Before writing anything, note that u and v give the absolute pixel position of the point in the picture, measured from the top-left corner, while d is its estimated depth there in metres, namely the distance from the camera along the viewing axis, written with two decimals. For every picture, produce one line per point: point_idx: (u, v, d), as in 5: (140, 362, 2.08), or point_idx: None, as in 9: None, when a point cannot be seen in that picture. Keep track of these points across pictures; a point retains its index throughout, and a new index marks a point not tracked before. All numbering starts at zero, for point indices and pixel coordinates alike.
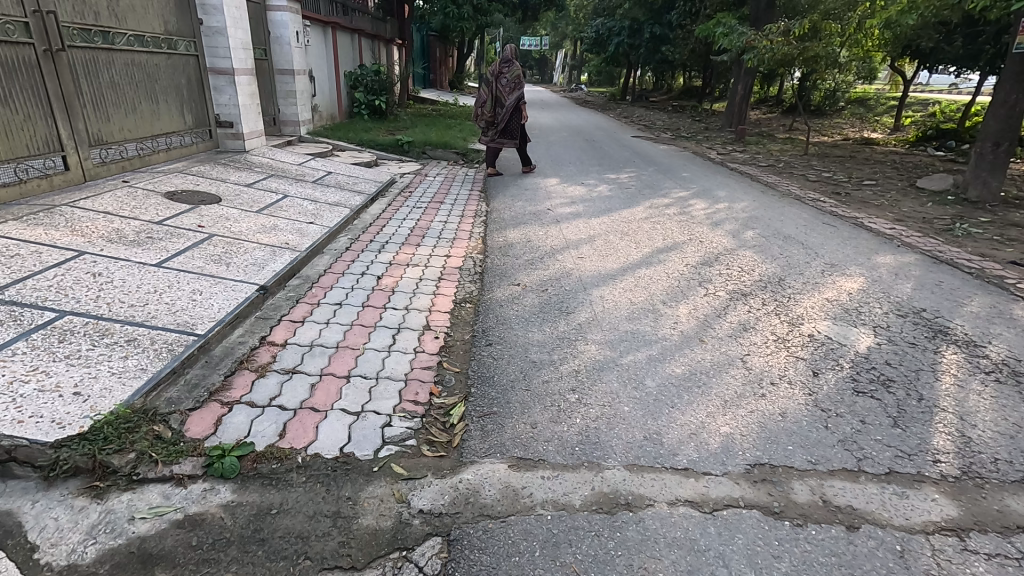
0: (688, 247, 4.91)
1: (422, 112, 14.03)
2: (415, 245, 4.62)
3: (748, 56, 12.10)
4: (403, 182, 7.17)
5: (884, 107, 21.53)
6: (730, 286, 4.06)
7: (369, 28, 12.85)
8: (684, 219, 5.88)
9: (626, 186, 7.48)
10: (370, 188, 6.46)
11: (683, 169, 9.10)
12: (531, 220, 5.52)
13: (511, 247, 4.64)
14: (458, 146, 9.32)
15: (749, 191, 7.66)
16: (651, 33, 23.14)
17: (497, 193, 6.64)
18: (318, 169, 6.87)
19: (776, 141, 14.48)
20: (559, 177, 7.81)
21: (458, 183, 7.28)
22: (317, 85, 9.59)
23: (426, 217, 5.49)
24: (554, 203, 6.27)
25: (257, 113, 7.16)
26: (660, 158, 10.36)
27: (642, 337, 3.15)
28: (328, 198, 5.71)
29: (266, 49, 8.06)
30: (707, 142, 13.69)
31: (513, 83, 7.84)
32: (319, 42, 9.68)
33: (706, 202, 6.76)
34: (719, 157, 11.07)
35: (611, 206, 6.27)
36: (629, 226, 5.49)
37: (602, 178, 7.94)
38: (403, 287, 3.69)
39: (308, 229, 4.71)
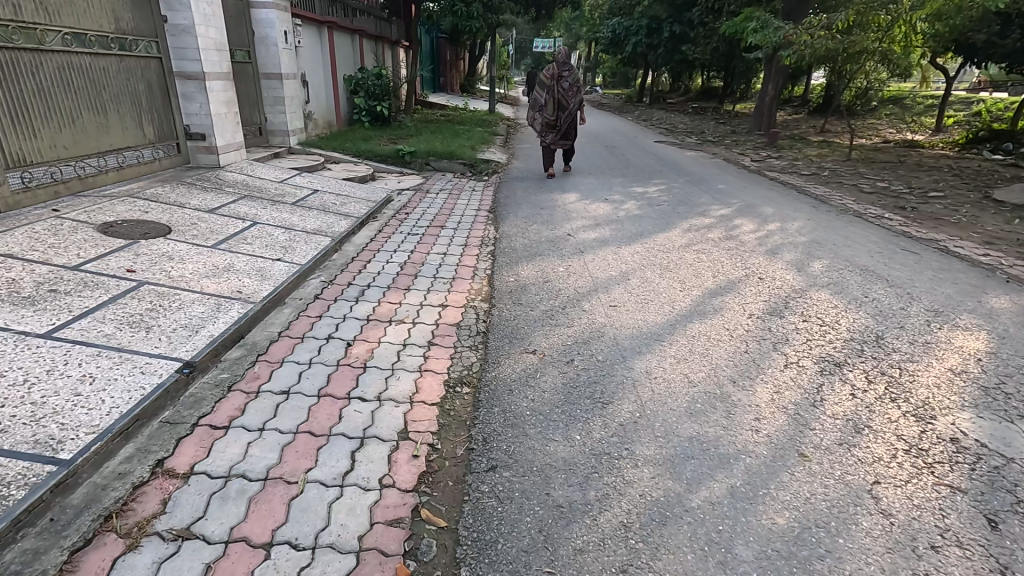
0: (744, 287, 3.93)
1: (428, 118, 13.15)
2: (404, 289, 3.68)
3: (785, 52, 11.05)
4: (400, 200, 6.26)
5: (921, 108, 20.20)
6: (813, 348, 3.07)
7: (372, 29, 12.01)
8: (732, 246, 4.90)
9: (656, 201, 6.51)
10: (360, 210, 5.56)
11: (717, 180, 8.09)
12: (548, 250, 4.58)
13: (525, 291, 3.69)
14: (466, 156, 8.40)
15: (799, 206, 6.64)
16: (670, 32, 22.12)
17: (507, 213, 5.71)
18: (303, 187, 6.00)
19: (812, 146, 13.37)
20: (578, 191, 6.86)
21: (462, 200, 6.36)
22: (311, 90, 8.76)
23: (421, 248, 4.55)
24: (575, 225, 5.32)
25: (235, 123, 6.30)
26: (689, 166, 9.36)
27: (714, 450, 2.17)
28: (307, 225, 4.82)
29: (249, 51, 7.22)
30: (737, 146, 12.63)
31: (573, 88, 8.21)
32: (313, 44, 8.85)
33: (753, 222, 5.76)
34: (754, 165, 10.01)
35: (642, 229, 5.31)
36: (668, 257, 4.53)
37: (627, 192, 6.98)
38: (379, 359, 2.75)
39: (272, 268, 3.80)
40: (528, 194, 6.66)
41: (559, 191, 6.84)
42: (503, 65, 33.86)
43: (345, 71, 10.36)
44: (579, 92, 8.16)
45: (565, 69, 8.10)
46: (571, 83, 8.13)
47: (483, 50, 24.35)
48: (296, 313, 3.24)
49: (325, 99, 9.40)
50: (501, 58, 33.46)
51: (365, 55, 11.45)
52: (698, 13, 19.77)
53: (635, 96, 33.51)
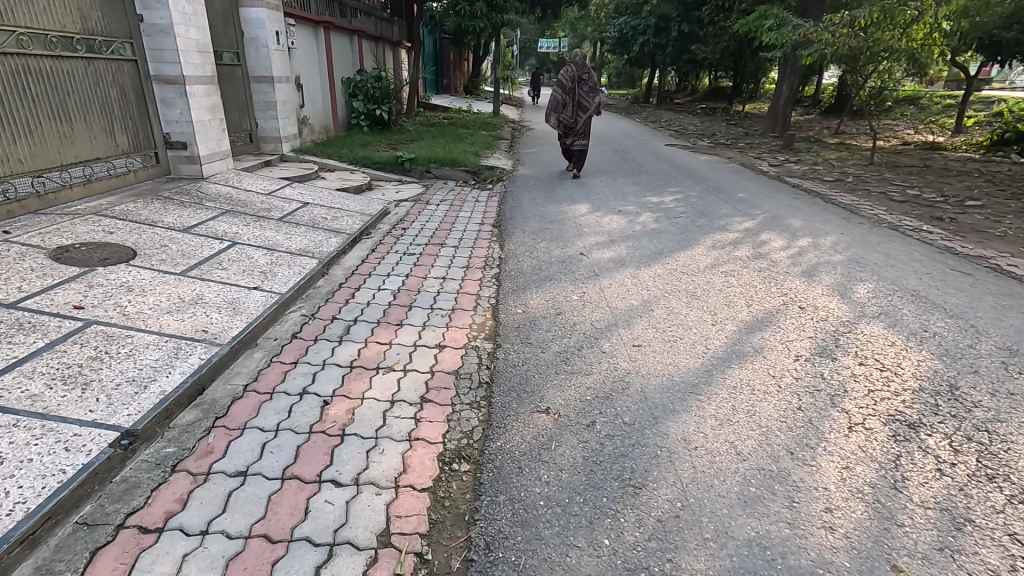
0: (784, 319, 3.45)
1: (431, 122, 12.69)
2: (396, 324, 3.21)
3: (806, 51, 10.49)
4: (397, 213, 5.81)
5: (939, 108, 19.59)
6: (877, 401, 2.59)
7: (372, 29, 11.59)
8: (762, 266, 4.42)
9: (674, 213, 6.03)
10: (352, 225, 5.10)
11: (737, 188, 7.60)
12: (560, 272, 4.10)
13: (534, 327, 3.21)
14: (469, 162, 7.95)
15: (828, 217, 6.15)
16: (678, 31, 21.64)
17: (513, 228, 5.25)
18: (292, 200, 5.55)
19: (830, 148, 12.85)
20: (588, 201, 6.39)
21: (464, 213, 5.89)
22: (306, 93, 8.34)
23: (418, 270, 4.09)
24: (587, 242, 4.86)
25: (220, 130, 5.86)
26: (704, 172, 8.87)
27: (781, 560, 1.70)
28: (292, 245, 4.36)
29: (238, 52, 6.78)
30: (752, 150, 12.12)
31: (591, 90, 8.75)
32: (308, 45, 8.42)
33: (782, 237, 5.27)
34: (773, 170, 9.52)
35: (661, 246, 4.83)
36: (692, 280, 4.05)
37: (641, 201, 6.51)
38: (361, 423, 2.28)
39: (246, 300, 3.34)
40: (535, 205, 6.19)
41: (569, 201, 6.38)
42: (507, 66, 33.42)
43: (343, 73, 9.92)
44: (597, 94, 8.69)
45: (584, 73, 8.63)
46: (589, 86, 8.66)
47: (487, 51, 23.90)
48: (268, 357, 2.78)
49: (321, 103, 8.99)
50: (505, 59, 33.02)
51: (365, 56, 11.02)
52: (708, 12, 19.28)
53: (642, 97, 33.00)
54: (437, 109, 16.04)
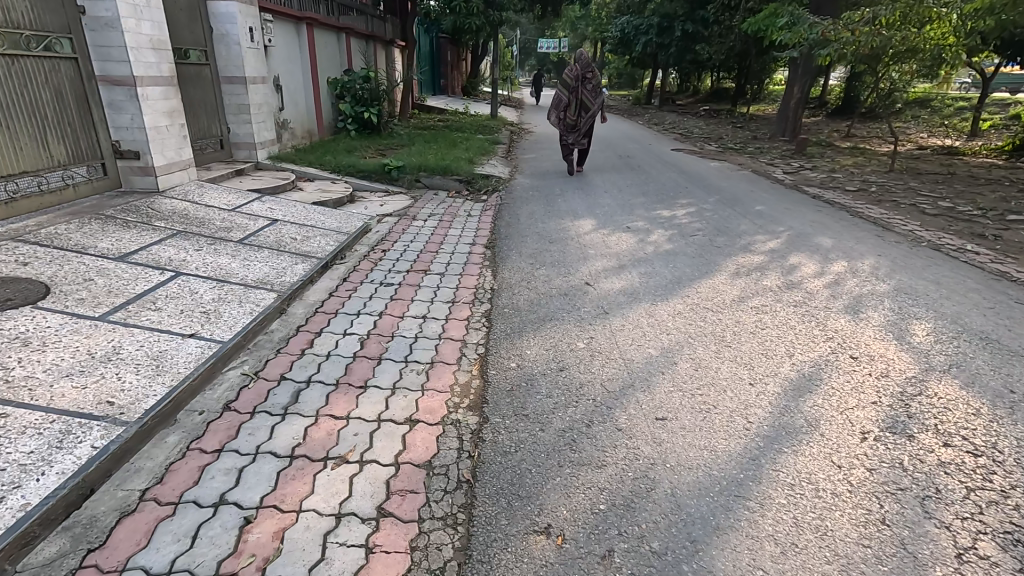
0: (836, 375, 2.83)
1: (425, 126, 12.06)
2: (358, 387, 2.57)
3: (825, 50, 9.77)
4: (378, 230, 5.19)
5: (951, 110, 18.99)
6: (982, 506, 1.97)
7: (362, 27, 10.96)
8: (796, 299, 3.81)
9: (688, 230, 5.40)
10: (325, 248, 4.48)
11: (753, 199, 6.98)
12: (562, 309, 3.48)
13: (530, 390, 2.58)
14: (462, 171, 7.33)
15: (859, 235, 5.52)
16: (682, 31, 21.01)
17: (509, 250, 4.63)
18: (259, 216, 4.92)
19: (844, 153, 12.23)
20: (592, 216, 5.77)
21: (454, 230, 5.27)
22: (285, 95, 7.72)
23: (394, 308, 3.45)
24: (593, 268, 4.24)
25: (181, 137, 5.23)
26: (716, 181, 8.24)
27: None
28: (249, 275, 3.74)
29: (207, 50, 6.15)
30: (764, 155, 11.50)
31: (595, 90, 8.42)
32: (288, 43, 7.79)
33: (813, 260, 4.65)
34: (789, 178, 8.90)
35: (678, 273, 4.21)
36: (719, 320, 3.43)
37: (651, 216, 5.89)
38: (289, 560, 1.64)
39: (175, 352, 2.71)
40: (534, 220, 5.57)
41: (571, 216, 5.75)
42: (506, 66, 32.80)
43: (329, 73, 9.29)
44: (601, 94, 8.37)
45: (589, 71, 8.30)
46: (592, 85, 8.30)
47: (485, 50, 23.28)
48: (185, 443, 2.14)
49: (304, 105, 8.37)
50: (505, 59, 32.52)
51: (354, 56, 10.39)
52: (713, 11, 18.66)
53: (644, 97, 32.37)
54: (432, 111, 15.40)
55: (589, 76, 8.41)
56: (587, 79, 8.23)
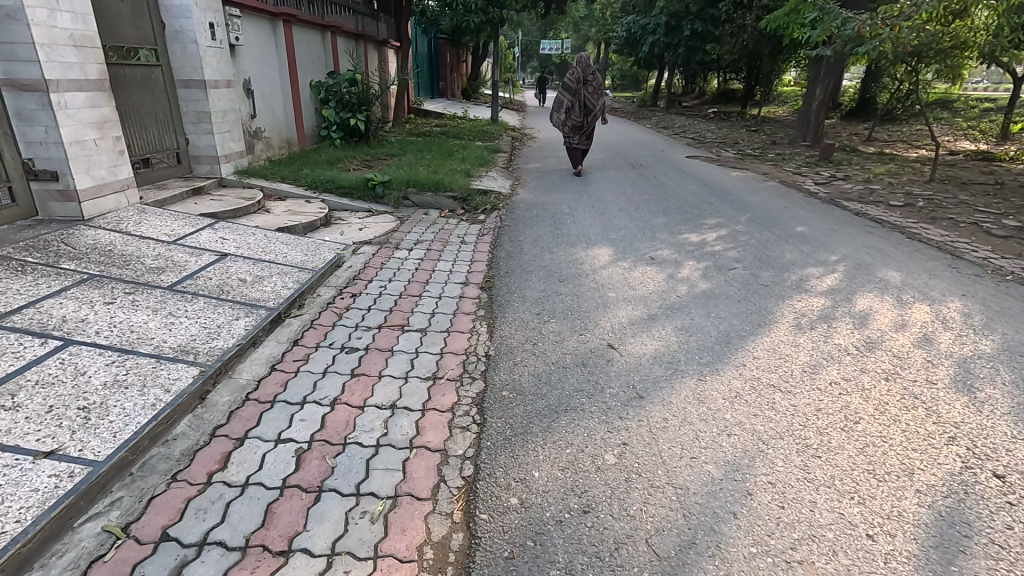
0: (988, 513, 1.94)
1: (419, 132, 11.19)
2: (277, 556, 1.68)
3: (860, 49, 8.76)
4: (351, 264, 4.30)
5: (974, 111, 18.10)
6: None
7: (351, 26, 10.10)
8: (881, 366, 2.93)
9: (724, 263, 4.52)
10: (279, 293, 3.59)
11: (790, 218, 6.09)
12: (580, 391, 2.59)
13: (540, 559, 1.70)
14: (457, 186, 6.46)
15: (927, 265, 4.64)
16: (691, 30, 20.16)
17: (509, 293, 3.74)
18: (206, 250, 4.04)
19: (873, 160, 11.34)
20: (608, 243, 4.89)
21: (444, 263, 4.39)
22: (256, 100, 6.87)
23: (355, 391, 2.56)
24: (616, 321, 3.35)
25: (118, 152, 4.37)
26: (743, 195, 7.36)
27: None
28: (168, 339, 2.85)
29: (158, 48, 5.29)
30: (787, 162, 10.61)
31: (598, 91, 8.21)
32: (259, 41, 6.94)
33: (885, 304, 3.77)
34: (822, 190, 8.01)
35: (725, 327, 3.32)
36: (793, 406, 2.54)
37: (677, 242, 5.01)
38: None
39: (11, 491, 1.82)
40: (539, 249, 4.69)
41: (584, 243, 4.87)
42: (508, 67, 31.99)
43: (310, 77, 8.42)
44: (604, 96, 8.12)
45: (591, 72, 8.10)
46: (595, 85, 8.05)
47: (486, 52, 22.47)
48: None
49: (280, 112, 7.51)
50: (507, 61, 31.81)
51: (341, 57, 9.53)
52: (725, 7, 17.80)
53: (648, 98, 31.55)
54: (430, 115, 14.55)
55: (592, 77, 8.19)
56: (591, 80, 7.99)
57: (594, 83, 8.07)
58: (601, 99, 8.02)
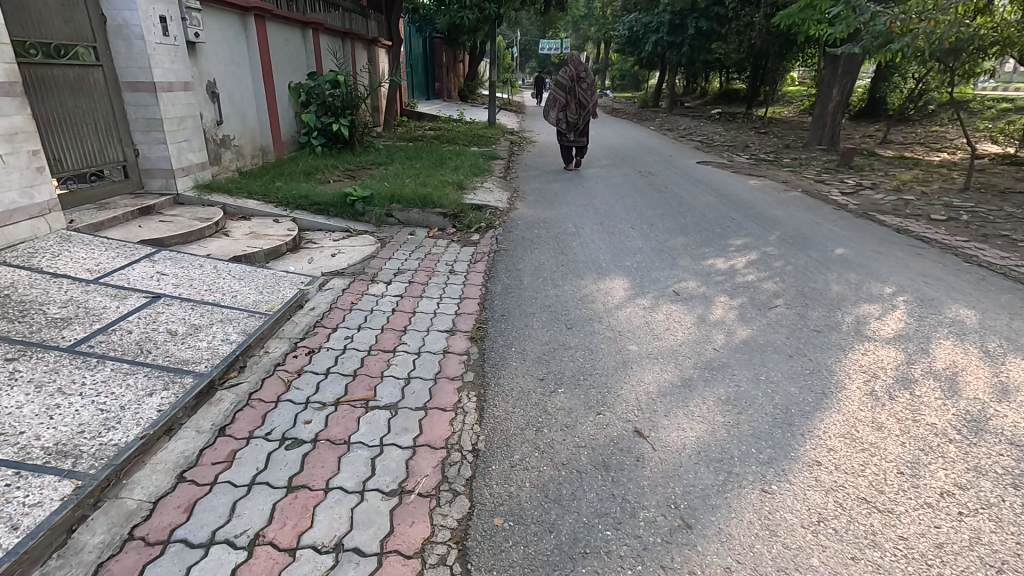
0: None
1: (411, 137, 10.45)
2: None
3: (892, 47, 7.88)
4: (316, 304, 3.56)
5: (993, 112, 17.38)
6: None
7: (336, 22, 9.34)
8: (1002, 463, 2.20)
9: (762, 299, 3.80)
10: (216, 351, 2.85)
11: (825, 237, 5.37)
12: (603, 517, 1.87)
13: None
14: (448, 200, 5.73)
15: (1002, 299, 3.92)
16: (695, 28, 19.48)
17: (507, 347, 3.01)
18: (135, 290, 3.31)
19: (896, 166, 10.62)
20: (623, 273, 4.16)
21: (427, 301, 3.65)
22: (223, 105, 6.15)
23: (287, 520, 1.82)
24: (642, 390, 2.62)
25: (36, 170, 3.64)
26: (766, 207, 6.63)
27: None
28: (44, 434, 2.12)
29: (97, 45, 4.56)
30: (805, 167, 9.89)
31: (592, 89, 8.43)
32: (226, 37, 6.21)
33: (972, 359, 3.04)
34: (851, 201, 7.29)
35: (780, 398, 2.60)
36: (904, 540, 1.81)
37: (703, 271, 4.29)
38: None
39: None
40: (542, 281, 3.96)
41: (595, 273, 4.14)
42: (506, 68, 31.28)
43: (288, 78, 7.68)
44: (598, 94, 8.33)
45: (584, 72, 8.27)
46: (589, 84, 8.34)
47: (484, 51, 21.75)
48: None
49: (252, 117, 6.78)
50: (505, 61, 31.17)
51: (324, 56, 8.79)
52: None
53: (650, 99, 30.85)
54: (424, 118, 13.81)
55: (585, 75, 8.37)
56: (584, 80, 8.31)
57: (588, 82, 8.28)
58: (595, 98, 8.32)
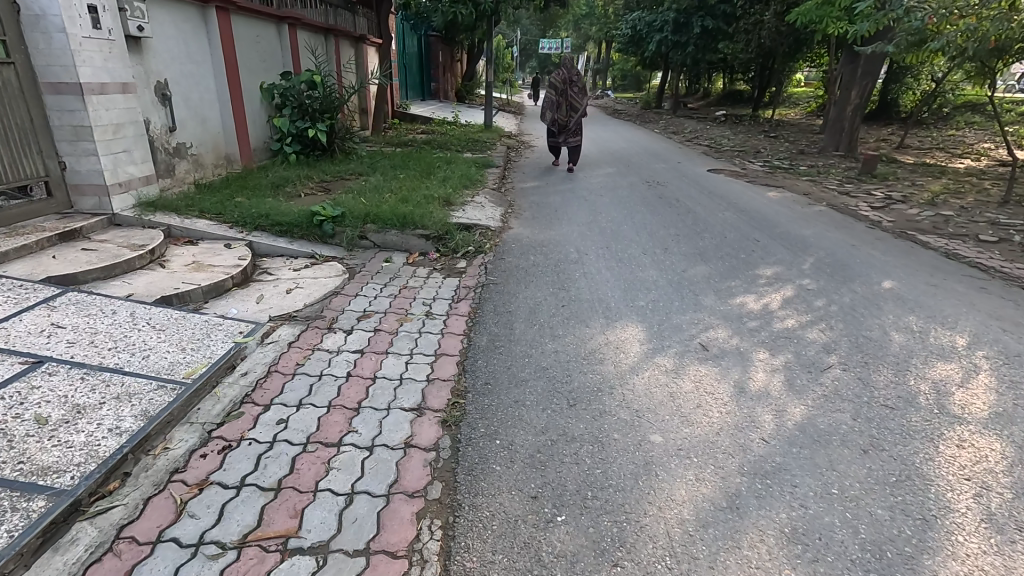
0: None
1: (400, 141, 9.74)
2: None
3: (930, 44, 7.12)
4: (250, 366, 2.81)
5: (1013, 115, 16.65)
6: None
7: (317, 17, 8.59)
8: None
9: (810, 355, 3.07)
10: (92, 452, 2.10)
11: (866, 265, 4.64)
12: None
13: None
14: (431, 219, 5.00)
15: None
16: (700, 27, 18.76)
17: (490, 439, 2.27)
18: (13, 354, 2.57)
19: (921, 174, 9.89)
20: (635, 318, 3.43)
21: (393, 361, 2.91)
22: (177, 109, 5.42)
23: None
24: (674, 520, 1.89)
25: None
26: (791, 226, 5.90)
27: None
28: None
29: (8, 40, 3.82)
30: (825, 177, 9.17)
31: (583, 91, 8.65)
32: (181, 31, 5.46)
33: None
34: (885, 217, 6.56)
35: (865, 530, 1.87)
36: None
37: (731, 313, 3.57)
38: None
39: None
40: (537, 330, 3.23)
41: (602, 317, 3.41)
42: (505, 68, 30.54)
43: (259, 78, 6.94)
44: (589, 97, 8.54)
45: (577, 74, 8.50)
46: (580, 85, 8.70)
47: (482, 50, 20.99)
48: None
49: (215, 123, 6.05)
50: (504, 61, 30.48)
51: (303, 54, 8.05)
52: None
53: (652, 100, 30.17)
54: (416, 121, 13.06)
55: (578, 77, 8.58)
56: (577, 81, 8.60)
57: (579, 85, 8.51)
58: (586, 98, 8.66)
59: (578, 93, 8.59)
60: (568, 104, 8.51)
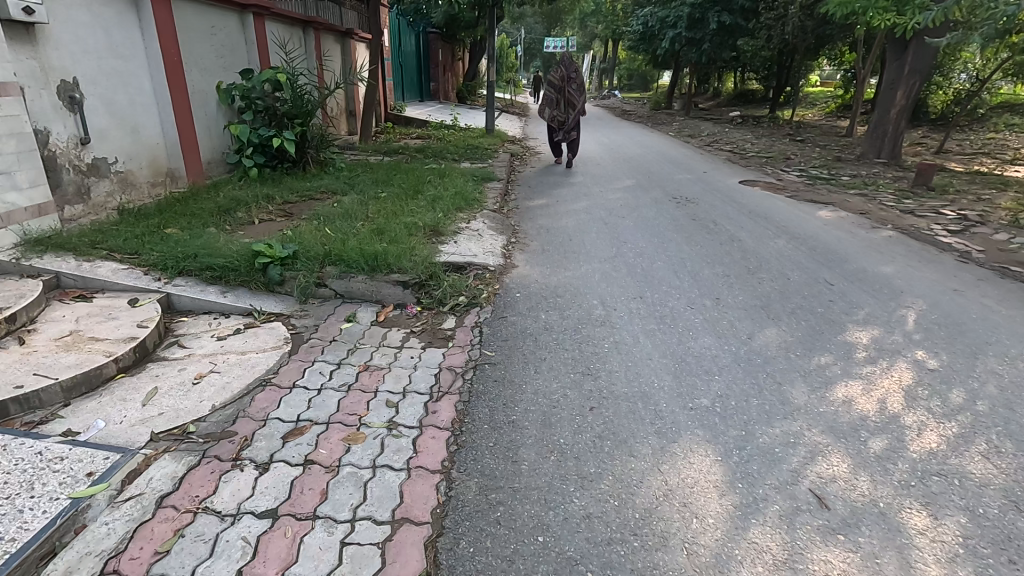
0: None
1: (390, 150, 8.63)
2: None
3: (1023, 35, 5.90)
4: (74, 560, 1.67)
5: None
6: None
7: (292, 6, 7.45)
8: None
9: (995, 519, 1.91)
10: None
11: (990, 325, 3.47)
12: None
13: None
14: (411, 258, 3.86)
15: None
16: (717, 23, 17.50)
17: None
18: None
19: (981, 184, 8.72)
20: (700, 437, 2.29)
21: (320, 541, 1.77)
22: (94, 116, 4.30)
23: None
24: None
25: None
26: (864, 260, 4.73)
27: None
28: None
29: None
30: (875, 190, 8.00)
31: (580, 89, 8.99)
32: (100, 17, 4.34)
33: None
34: (970, 244, 5.39)
35: None
36: None
37: (840, 423, 2.42)
38: None
39: None
40: (555, 468, 2.09)
41: (651, 438, 2.27)
42: (507, 67, 29.19)
43: (214, 77, 5.82)
44: (586, 94, 8.86)
45: (573, 72, 8.88)
46: (578, 84, 9.02)
47: (484, 47, 19.82)
48: None
49: (151, 132, 4.92)
50: (507, 60, 29.40)
51: (273, 49, 6.94)
52: None
53: (660, 99, 29.02)
54: (411, 124, 11.93)
55: (575, 76, 8.94)
56: (573, 79, 8.91)
57: (576, 83, 8.83)
58: (584, 96, 8.92)
59: (576, 90, 8.90)
60: (566, 101, 8.76)
